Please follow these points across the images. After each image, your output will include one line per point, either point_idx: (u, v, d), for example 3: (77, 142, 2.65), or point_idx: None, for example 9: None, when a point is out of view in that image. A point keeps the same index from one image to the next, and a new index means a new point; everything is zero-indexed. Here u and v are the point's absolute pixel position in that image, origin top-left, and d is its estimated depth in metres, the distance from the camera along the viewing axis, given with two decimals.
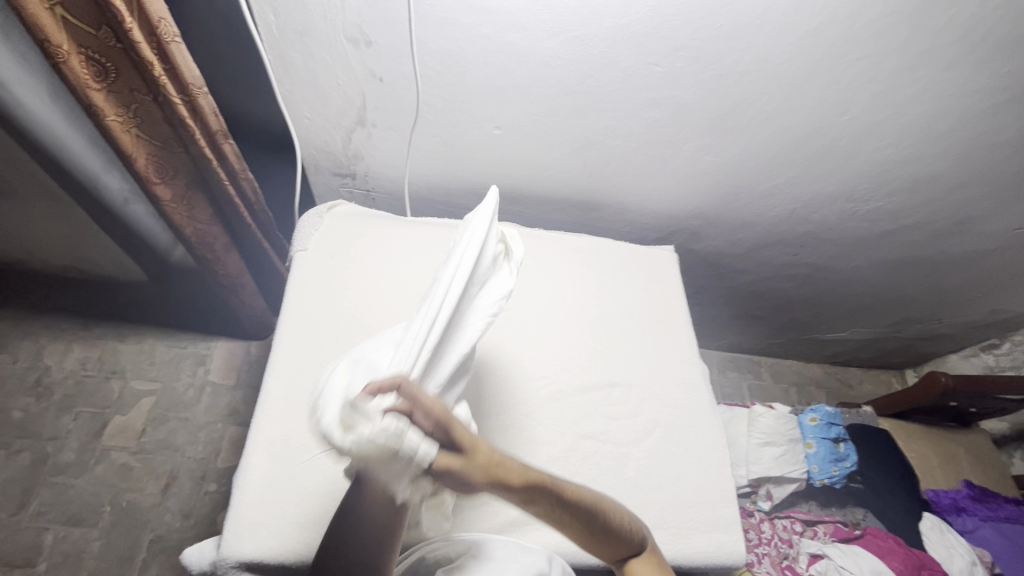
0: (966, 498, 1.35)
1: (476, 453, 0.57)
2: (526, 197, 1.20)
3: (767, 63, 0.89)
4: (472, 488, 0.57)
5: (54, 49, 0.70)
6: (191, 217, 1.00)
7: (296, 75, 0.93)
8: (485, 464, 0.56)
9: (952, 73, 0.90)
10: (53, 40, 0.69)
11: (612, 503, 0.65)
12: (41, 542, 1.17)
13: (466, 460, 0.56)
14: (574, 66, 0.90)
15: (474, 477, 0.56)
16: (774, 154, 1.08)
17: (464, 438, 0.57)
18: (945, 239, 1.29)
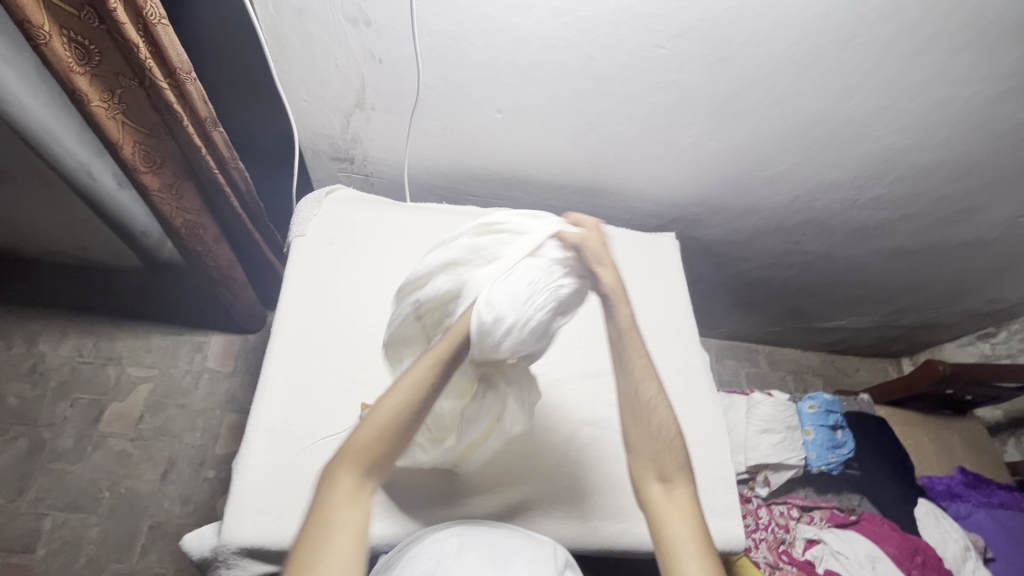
0: (959, 485, 1.37)
1: (443, 349, 0.66)
2: (527, 183, 1.18)
3: (772, 50, 0.88)
4: (433, 392, 0.64)
5: (35, 31, 0.67)
6: (180, 207, 0.98)
7: (292, 56, 0.90)
8: (446, 355, 0.66)
9: (960, 59, 0.89)
10: (34, 22, 0.67)
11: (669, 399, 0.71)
12: (40, 528, 1.17)
13: (435, 356, 0.65)
14: (578, 47, 0.88)
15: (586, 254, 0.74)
16: (779, 140, 1.07)
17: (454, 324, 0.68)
18: (947, 227, 1.29)
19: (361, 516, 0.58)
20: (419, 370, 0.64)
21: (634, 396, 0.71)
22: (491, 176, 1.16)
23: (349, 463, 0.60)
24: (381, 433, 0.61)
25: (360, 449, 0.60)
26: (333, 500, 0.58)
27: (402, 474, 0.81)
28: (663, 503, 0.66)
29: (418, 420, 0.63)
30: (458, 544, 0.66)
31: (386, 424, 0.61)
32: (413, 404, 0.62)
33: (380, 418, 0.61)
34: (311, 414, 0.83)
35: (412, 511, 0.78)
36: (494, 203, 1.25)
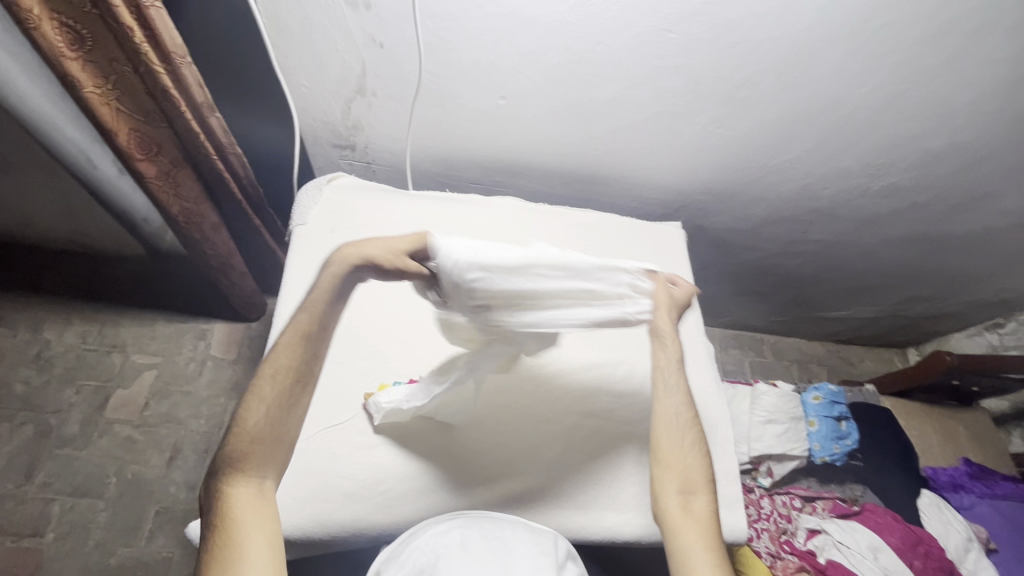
0: (964, 476, 1.37)
1: (300, 326, 0.71)
2: (530, 171, 1.16)
3: (783, 35, 0.86)
4: (299, 375, 0.71)
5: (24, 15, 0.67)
6: (177, 196, 0.97)
7: (291, 40, 0.89)
8: (305, 330, 0.71)
9: (980, 43, 0.86)
10: (23, 4, 0.67)
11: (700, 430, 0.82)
12: (49, 512, 1.19)
13: (295, 343, 0.71)
14: (584, 31, 0.85)
15: (658, 303, 0.86)
16: (788, 127, 1.04)
17: (320, 283, 0.72)
18: (960, 217, 1.26)
19: (262, 513, 0.64)
20: (282, 360, 0.70)
21: (669, 419, 0.82)
22: (494, 164, 1.15)
23: (237, 469, 0.66)
24: (258, 431, 0.68)
25: (244, 453, 0.66)
26: (231, 505, 0.64)
27: (405, 465, 0.81)
28: (685, 516, 0.75)
29: (292, 408, 0.70)
30: (462, 536, 0.66)
31: (258, 422, 0.68)
32: (282, 397, 0.69)
33: (253, 420, 0.68)
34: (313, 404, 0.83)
35: (414, 501, 0.78)
36: (498, 190, 1.24)
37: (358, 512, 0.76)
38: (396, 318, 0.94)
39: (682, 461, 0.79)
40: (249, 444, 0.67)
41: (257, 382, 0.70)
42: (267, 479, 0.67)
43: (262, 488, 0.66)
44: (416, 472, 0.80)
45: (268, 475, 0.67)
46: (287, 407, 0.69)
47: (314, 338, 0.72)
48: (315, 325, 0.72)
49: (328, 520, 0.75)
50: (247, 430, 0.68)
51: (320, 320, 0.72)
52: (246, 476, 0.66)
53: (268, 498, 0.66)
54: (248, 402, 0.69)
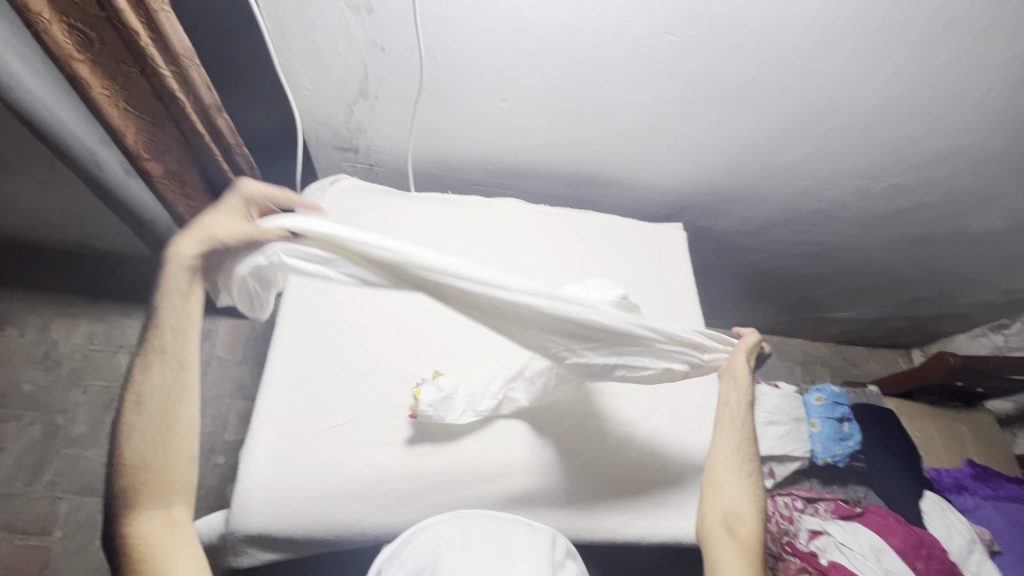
0: (967, 478, 1.37)
1: (162, 341, 0.70)
2: (531, 173, 1.17)
3: (783, 36, 0.86)
4: (168, 392, 0.69)
5: (34, 19, 0.68)
6: (181, 192, 1.03)
7: (294, 44, 0.89)
8: (178, 334, 0.70)
9: (980, 44, 0.86)
10: (33, 8, 0.67)
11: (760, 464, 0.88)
12: (56, 511, 1.20)
13: (156, 364, 0.69)
14: (585, 34, 0.86)
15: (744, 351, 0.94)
16: (789, 129, 1.04)
17: (166, 297, 0.69)
18: (963, 217, 1.26)
19: (179, 539, 0.67)
20: (151, 380, 0.69)
21: (725, 445, 0.89)
22: (496, 166, 1.15)
23: (133, 506, 0.66)
24: (145, 460, 0.67)
25: (133, 488, 0.66)
26: (140, 539, 0.66)
27: (407, 465, 0.81)
28: (729, 534, 0.81)
29: (174, 428, 0.69)
30: (462, 533, 0.67)
31: (141, 447, 0.67)
32: (160, 419, 0.68)
33: (132, 453, 0.67)
34: (316, 405, 0.83)
35: (414, 501, 0.79)
36: (500, 192, 1.24)
37: (359, 511, 0.77)
38: (398, 320, 0.95)
39: (732, 483, 0.85)
40: (135, 481, 0.66)
41: (126, 410, 0.68)
42: (175, 510, 0.68)
43: (169, 514, 0.68)
44: (417, 473, 0.81)
45: (174, 503, 0.68)
46: (170, 432, 0.69)
47: (174, 348, 0.70)
48: (171, 333, 0.70)
49: (331, 519, 0.75)
50: (128, 462, 0.67)
51: (175, 328, 0.70)
52: (143, 510, 0.66)
53: (178, 523, 0.68)
54: (122, 430, 0.67)
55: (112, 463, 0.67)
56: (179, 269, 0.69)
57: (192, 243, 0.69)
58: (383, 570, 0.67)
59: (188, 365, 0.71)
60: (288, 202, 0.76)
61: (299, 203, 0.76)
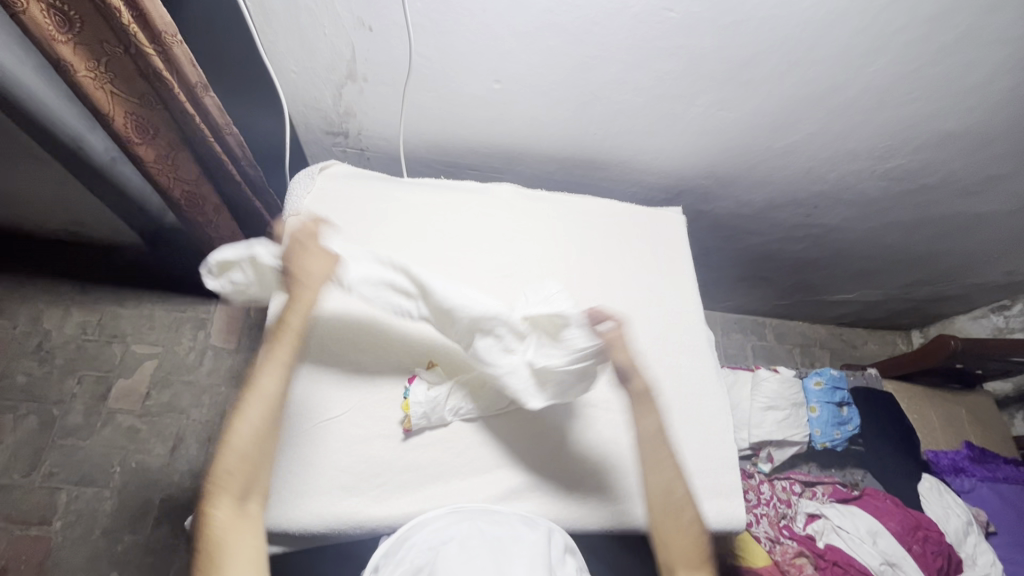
0: (965, 459, 1.37)
1: (285, 351, 0.75)
2: (526, 156, 1.14)
3: (788, 11, 0.82)
4: (280, 399, 0.73)
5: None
6: (176, 178, 0.98)
7: (279, 25, 0.86)
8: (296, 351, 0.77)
9: (992, 19, 0.82)
10: None
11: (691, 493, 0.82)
12: (55, 501, 1.20)
13: (278, 368, 0.74)
14: (580, 11, 0.82)
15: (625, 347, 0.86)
16: (792, 109, 1.01)
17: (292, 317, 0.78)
18: (967, 199, 1.23)
19: (249, 537, 0.66)
20: (268, 381, 0.72)
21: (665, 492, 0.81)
22: (492, 150, 1.12)
23: (223, 492, 0.66)
24: (246, 454, 0.68)
25: (226, 474, 0.67)
26: (215, 527, 0.65)
27: (401, 457, 0.81)
28: None
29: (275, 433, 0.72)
30: (459, 530, 0.67)
31: (250, 441, 0.69)
32: (269, 420, 0.71)
33: (239, 443, 0.68)
34: (308, 397, 0.82)
35: (409, 494, 0.78)
36: (495, 175, 1.21)
37: (354, 505, 0.76)
38: None
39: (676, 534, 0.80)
40: (238, 467, 0.68)
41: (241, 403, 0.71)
42: (250, 507, 0.68)
43: (244, 510, 0.68)
44: (409, 465, 0.80)
45: (252, 499, 0.69)
46: (272, 432, 0.71)
47: (290, 362, 0.75)
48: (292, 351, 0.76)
49: (324, 513, 0.74)
50: (231, 452, 0.68)
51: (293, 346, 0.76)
52: (228, 497, 0.67)
53: (253, 519, 0.68)
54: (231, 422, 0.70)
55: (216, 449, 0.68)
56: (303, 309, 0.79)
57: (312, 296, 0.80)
58: (379, 568, 0.67)
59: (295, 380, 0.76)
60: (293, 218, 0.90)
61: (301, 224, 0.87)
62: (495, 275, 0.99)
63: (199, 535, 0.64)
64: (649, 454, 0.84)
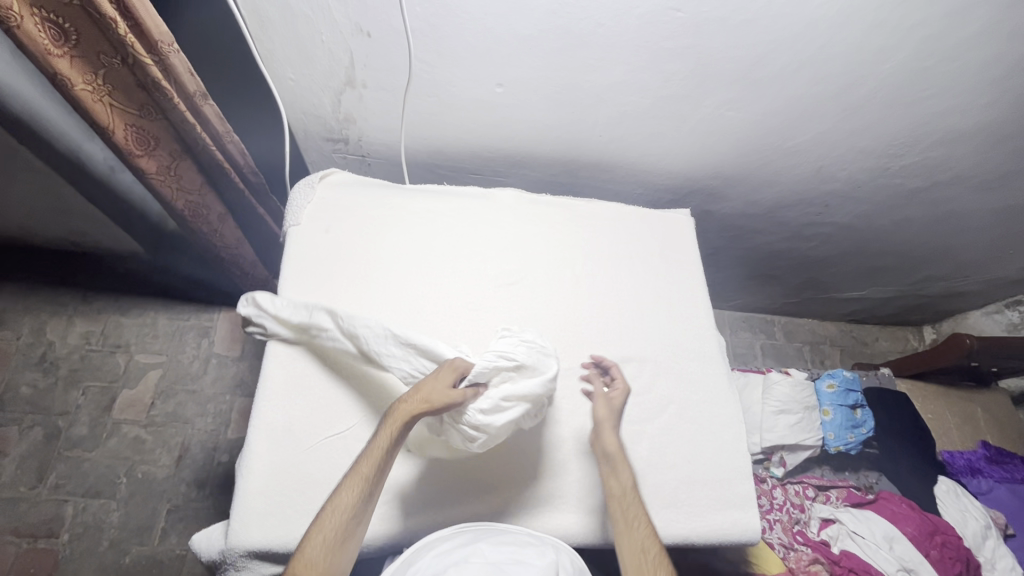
0: (981, 460, 1.34)
1: (365, 466, 0.69)
2: (529, 159, 1.12)
3: (801, 8, 0.79)
4: (357, 514, 0.67)
5: (9, 16, 0.62)
6: (179, 189, 0.95)
7: (275, 32, 0.84)
8: (377, 468, 0.69)
9: (1013, 13, 0.79)
10: (7, 5, 0.61)
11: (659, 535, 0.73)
12: (62, 514, 1.20)
13: (356, 482, 0.68)
14: (585, 12, 0.79)
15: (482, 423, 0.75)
16: (804, 107, 0.98)
17: (381, 433, 0.71)
18: (983, 195, 1.20)
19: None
20: (349, 491, 0.68)
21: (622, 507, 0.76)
22: (494, 153, 1.10)
23: None
24: (316, 560, 0.64)
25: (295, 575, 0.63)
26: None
27: (407, 472, 0.79)
28: None
29: (350, 544, 0.67)
30: (468, 553, 0.65)
31: (325, 547, 0.65)
32: (344, 529, 0.66)
33: (313, 546, 0.65)
34: (313, 412, 0.80)
35: (416, 513, 0.77)
36: (498, 179, 1.19)
37: None
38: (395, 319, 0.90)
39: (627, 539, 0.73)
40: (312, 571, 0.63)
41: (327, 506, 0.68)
42: None
43: None
44: (417, 482, 0.78)
45: None
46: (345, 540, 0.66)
47: (376, 473, 0.69)
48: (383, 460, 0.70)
49: None
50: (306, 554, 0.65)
51: (382, 460, 0.70)
52: None
53: None
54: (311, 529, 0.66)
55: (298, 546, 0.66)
56: (395, 423, 0.71)
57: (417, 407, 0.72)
58: None
59: (374, 499, 0.70)
60: (303, 256, 0.93)
61: (315, 270, 0.92)
62: (500, 283, 0.97)
63: None
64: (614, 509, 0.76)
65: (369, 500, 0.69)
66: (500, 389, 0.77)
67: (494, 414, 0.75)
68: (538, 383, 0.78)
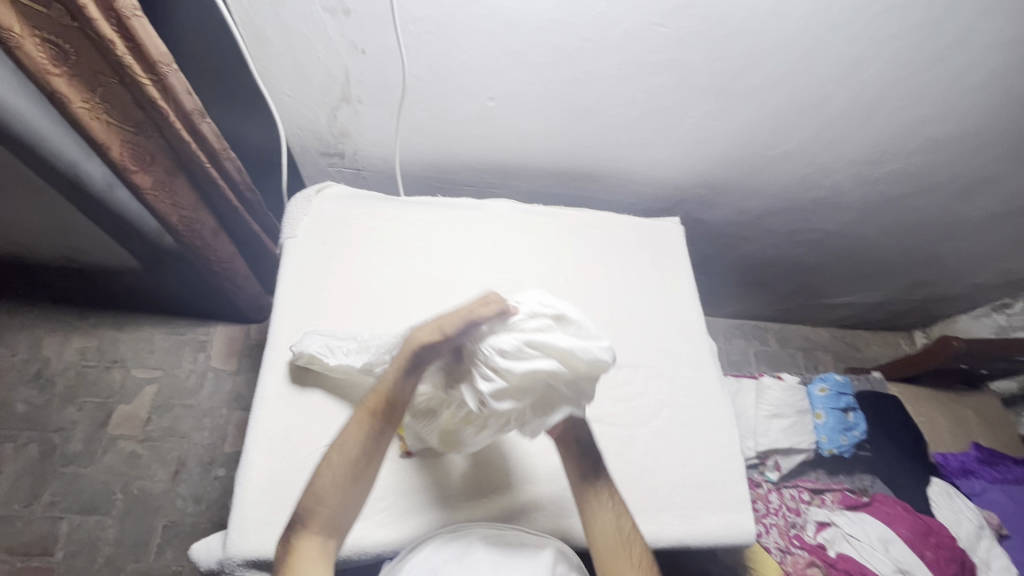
0: (974, 461, 1.35)
1: (373, 400, 0.67)
2: (522, 171, 1.14)
3: (779, 23, 0.83)
4: (368, 448, 0.65)
5: (8, 36, 0.64)
6: (174, 204, 0.96)
7: (272, 50, 0.86)
8: (386, 400, 0.67)
9: (982, 24, 0.82)
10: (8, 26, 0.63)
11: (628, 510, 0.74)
12: (56, 531, 1.19)
13: (364, 416, 0.66)
14: (571, 29, 0.83)
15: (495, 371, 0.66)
16: (787, 118, 1.02)
17: (390, 364, 0.69)
18: (964, 200, 1.23)
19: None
20: (356, 425, 0.66)
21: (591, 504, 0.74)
22: (487, 165, 1.12)
23: (303, 525, 0.62)
24: (327, 493, 0.63)
25: (307, 509, 0.62)
26: (292, 559, 0.60)
27: (406, 479, 0.80)
28: None
29: (361, 479, 0.65)
30: (464, 553, 0.66)
31: (333, 481, 0.63)
32: (352, 465, 0.64)
33: (324, 481, 0.63)
34: (311, 420, 0.81)
35: (414, 519, 0.77)
36: (491, 191, 1.21)
37: (360, 530, 0.75)
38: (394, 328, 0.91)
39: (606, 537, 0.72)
40: (323, 506, 0.62)
41: (335, 442, 0.66)
42: (329, 546, 0.61)
43: (326, 547, 0.61)
44: (415, 489, 0.79)
45: (332, 536, 0.62)
46: (356, 475, 0.64)
47: (385, 406, 0.67)
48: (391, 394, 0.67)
49: None
50: (317, 489, 0.63)
51: (391, 393, 0.67)
52: (308, 530, 0.61)
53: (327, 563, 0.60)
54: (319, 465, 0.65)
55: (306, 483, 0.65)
56: (406, 354, 0.67)
57: (428, 331, 0.67)
58: None
59: (387, 434, 0.67)
60: (301, 268, 0.94)
61: (313, 282, 0.93)
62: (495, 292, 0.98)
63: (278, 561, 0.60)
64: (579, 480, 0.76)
65: (381, 436, 0.66)
66: (533, 336, 0.66)
67: (518, 361, 0.65)
68: (581, 346, 0.66)
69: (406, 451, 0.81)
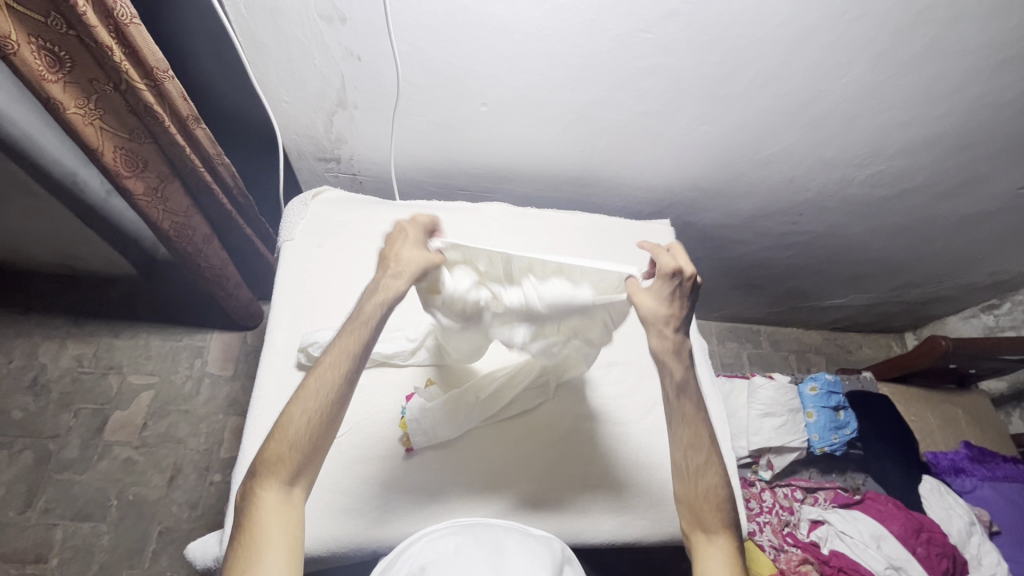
0: (965, 459, 1.37)
1: (346, 343, 0.66)
2: (515, 176, 1.17)
3: (760, 29, 0.85)
4: (340, 394, 0.65)
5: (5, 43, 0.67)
6: (167, 211, 0.97)
7: (269, 57, 0.89)
8: (360, 341, 0.67)
9: (956, 30, 0.85)
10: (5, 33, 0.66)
11: (722, 460, 0.74)
12: (51, 538, 1.19)
13: (339, 358, 0.66)
14: (561, 35, 0.85)
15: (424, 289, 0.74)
16: (772, 121, 1.04)
17: (367, 301, 0.67)
18: (946, 202, 1.26)
19: (288, 523, 0.61)
20: (329, 371, 0.65)
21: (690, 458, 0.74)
22: (481, 170, 1.15)
23: (269, 473, 0.63)
24: (297, 440, 0.63)
25: (275, 456, 0.63)
26: (256, 510, 0.61)
27: (400, 475, 0.81)
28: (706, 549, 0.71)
29: (330, 424, 0.65)
30: (457, 544, 0.67)
31: (295, 437, 0.64)
32: (322, 413, 0.64)
33: (292, 428, 0.64)
34: None
35: (409, 515, 0.78)
36: (485, 195, 1.24)
37: (355, 527, 0.76)
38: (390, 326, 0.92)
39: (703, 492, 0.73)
40: (290, 455, 0.63)
41: (302, 388, 0.65)
42: (294, 493, 0.63)
43: (290, 494, 0.63)
44: (410, 485, 0.80)
45: (299, 484, 0.64)
46: (325, 424, 0.65)
47: (355, 350, 0.66)
48: (360, 339, 0.67)
49: (324, 537, 0.74)
50: (286, 435, 0.64)
51: (362, 333, 0.67)
52: (274, 480, 0.62)
53: (294, 510, 0.62)
54: (289, 409, 0.65)
55: (274, 427, 0.65)
56: (383, 299, 0.66)
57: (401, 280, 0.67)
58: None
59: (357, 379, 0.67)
60: (299, 268, 0.96)
61: (310, 283, 0.95)
62: None
63: (245, 508, 0.62)
64: (681, 418, 0.73)
65: (351, 380, 0.66)
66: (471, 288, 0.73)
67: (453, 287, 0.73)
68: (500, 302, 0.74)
69: (408, 448, 0.82)
